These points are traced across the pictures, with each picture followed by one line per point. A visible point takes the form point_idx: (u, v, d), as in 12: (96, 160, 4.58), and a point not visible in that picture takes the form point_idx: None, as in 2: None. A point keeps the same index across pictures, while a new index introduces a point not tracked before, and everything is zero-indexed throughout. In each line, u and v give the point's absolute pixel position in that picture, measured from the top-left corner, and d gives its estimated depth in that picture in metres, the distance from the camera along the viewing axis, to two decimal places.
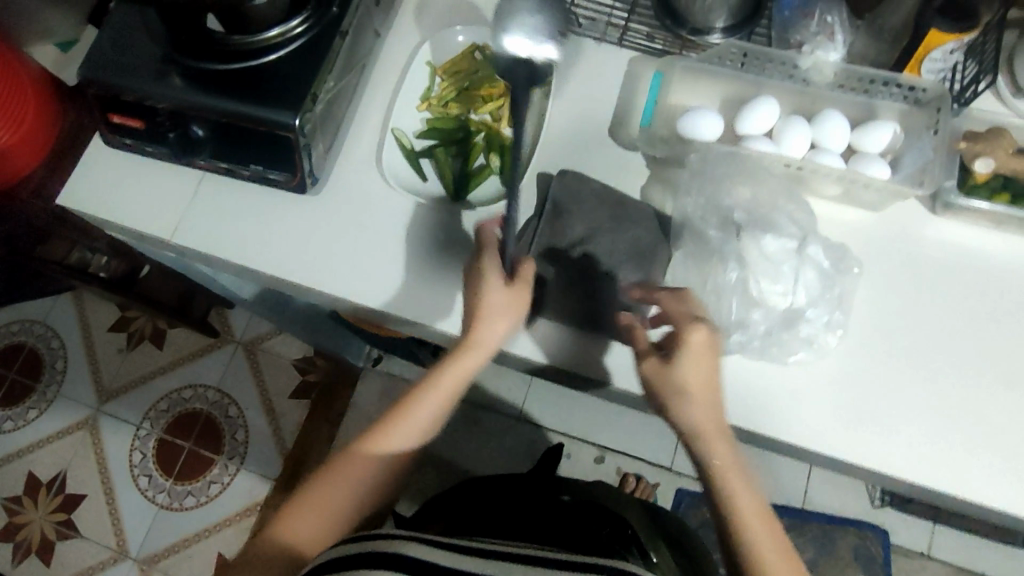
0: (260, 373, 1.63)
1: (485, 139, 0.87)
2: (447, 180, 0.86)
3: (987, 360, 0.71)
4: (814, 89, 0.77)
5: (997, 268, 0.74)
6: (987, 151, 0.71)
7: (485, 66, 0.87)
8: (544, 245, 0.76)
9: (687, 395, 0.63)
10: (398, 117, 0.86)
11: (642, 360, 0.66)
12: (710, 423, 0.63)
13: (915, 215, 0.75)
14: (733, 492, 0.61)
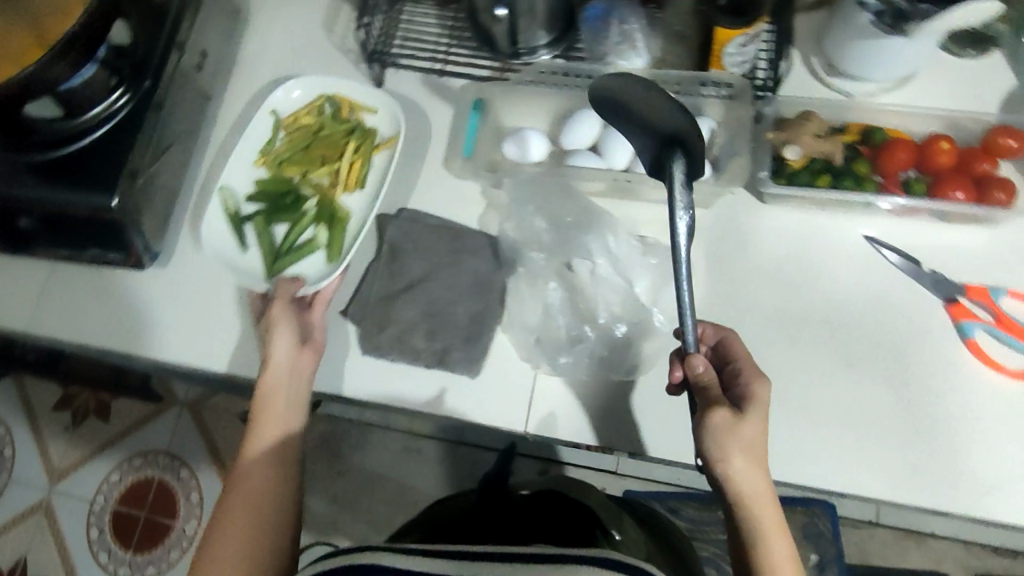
0: (208, 433, 1.53)
1: (316, 208, 0.82)
2: (266, 254, 0.80)
3: (932, 357, 0.68)
4: None
5: (857, 253, 0.72)
6: (794, 138, 0.72)
7: (331, 126, 0.84)
8: (383, 289, 0.76)
9: (746, 449, 0.56)
10: (231, 175, 0.84)
11: (712, 410, 0.57)
12: (760, 489, 0.56)
13: (743, 207, 0.75)
14: (774, 554, 0.55)
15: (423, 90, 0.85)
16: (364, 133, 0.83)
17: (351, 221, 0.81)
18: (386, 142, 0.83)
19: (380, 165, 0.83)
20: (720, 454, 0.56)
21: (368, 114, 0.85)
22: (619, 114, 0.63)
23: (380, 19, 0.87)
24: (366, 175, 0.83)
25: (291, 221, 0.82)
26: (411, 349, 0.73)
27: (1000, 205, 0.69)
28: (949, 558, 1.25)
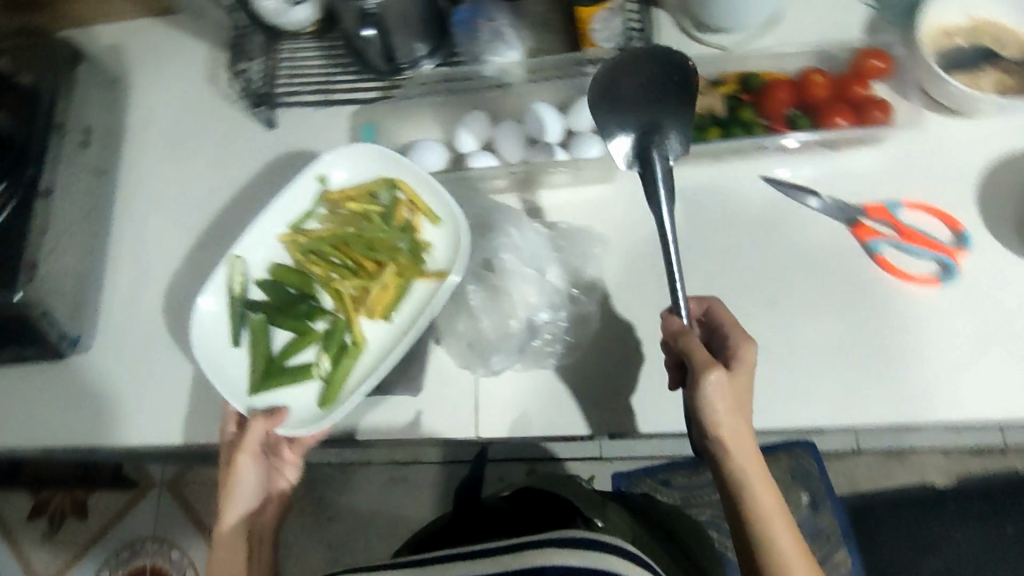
0: (192, 507, 1.45)
1: (325, 334, 0.72)
2: (257, 362, 0.71)
3: (849, 280, 0.70)
4: (512, 90, 0.78)
5: (759, 195, 0.74)
6: None
7: (381, 229, 0.74)
8: None
9: (732, 404, 0.57)
10: (247, 247, 0.75)
11: (707, 369, 0.57)
12: (746, 443, 0.58)
13: (644, 175, 0.76)
14: (759, 501, 0.57)
15: (315, 124, 0.85)
16: (413, 252, 0.73)
17: (353, 370, 0.70)
18: (434, 272, 0.72)
19: (420, 292, 0.72)
20: (711, 406, 0.57)
21: (428, 220, 0.74)
22: (614, 101, 0.65)
23: (259, 61, 0.86)
24: (398, 306, 0.72)
25: (297, 335, 0.73)
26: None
27: (879, 123, 0.71)
28: (930, 467, 1.28)
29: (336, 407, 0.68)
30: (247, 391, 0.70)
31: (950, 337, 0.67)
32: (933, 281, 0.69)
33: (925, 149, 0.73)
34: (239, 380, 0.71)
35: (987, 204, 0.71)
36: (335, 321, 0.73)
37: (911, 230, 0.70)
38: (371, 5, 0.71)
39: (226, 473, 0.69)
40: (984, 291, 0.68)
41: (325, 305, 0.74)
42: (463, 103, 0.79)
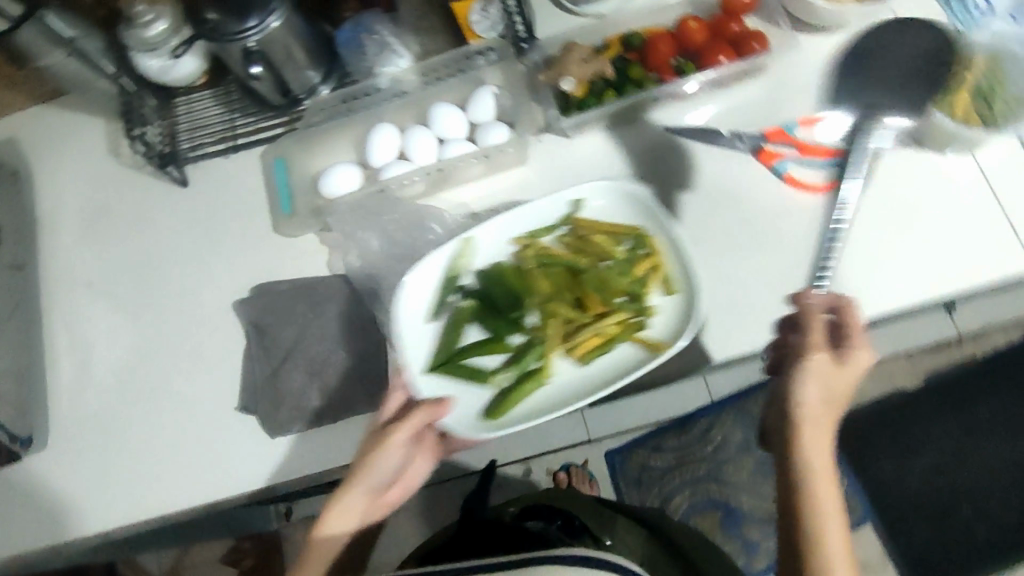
0: None
1: (522, 357, 0.67)
2: (444, 344, 0.69)
3: (763, 203, 0.73)
4: (411, 97, 0.80)
5: (665, 143, 0.77)
6: (564, 71, 0.74)
7: (614, 273, 0.68)
8: (264, 366, 0.75)
9: (823, 388, 0.57)
10: (483, 232, 0.71)
11: (812, 351, 0.57)
12: (825, 444, 0.57)
13: (554, 148, 0.79)
14: (823, 505, 0.55)
15: (227, 172, 0.85)
16: (636, 314, 0.67)
17: (537, 392, 0.67)
18: (654, 342, 0.65)
19: (625, 353, 0.67)
20: (801, 387, 0.57)
21: (662, 285, 0.68)
22: (856, 59, 0.71)
23: (155, 122, 0.85)
24: (599, 356, 0.67)
25: (488, 339, 0.69)
26: (312, 411, 0.73)
27: (758, 54, 0.75)
28: (897, 372, 1.34)
29: (518, 416, 0.65)
30: (420, 367, 0.68)
31: (861, 236, 0.71)
32: (840, 187, 0.72)
33: (805, 68, 0.77)
34: (421, 352, 0.69)
35: None
36: (523, 364, 0.67)
37: (809, 146, 0.74)
38: (253, 44, 0.72)
39: (375, 455, 0.62)
40: (883, 188, 0.72)
41: (528, 320, 0.69)
42: (365, 120, 0.80)
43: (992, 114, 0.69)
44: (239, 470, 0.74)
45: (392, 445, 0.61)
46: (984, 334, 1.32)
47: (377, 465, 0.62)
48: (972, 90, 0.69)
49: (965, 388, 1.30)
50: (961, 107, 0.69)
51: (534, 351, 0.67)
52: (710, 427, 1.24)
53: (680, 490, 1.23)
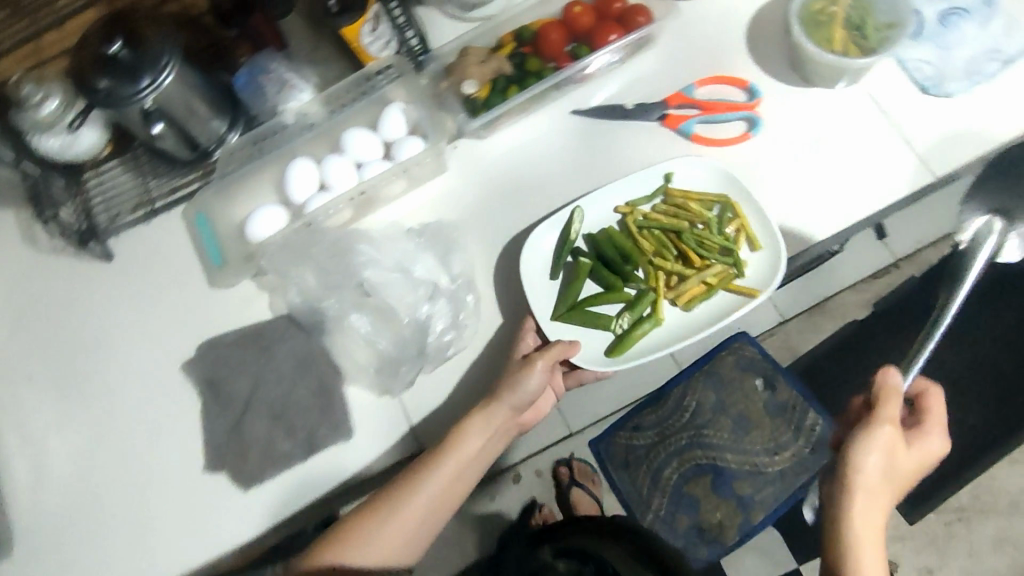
0: None
1: (634, 306, 0.74)
2: (565, 296, 0.75)
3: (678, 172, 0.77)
4: (321, 128, 0.80)
5: (576, 128, 0.80)
6: (465, 75, 0.76)
7: (711, 233, 0.74)
8: (225, 420, 0.74)
9: (883, 470, 0.58)
10: (594, 202, 0.76)
11: (884, 421, 0.58)
12: (881, 491, 0.58)
13: (472, 152, 0.80)
14: (862, 541, 0.57)
15: (150, 236, 0.83)
16: (732, 263, 0.73)
17: (650, 334, 0.74)
18: (749, 290, 0.73)
19: (723, 300, 0.74)
20: (880, 467, 0.58)
21: (746, 243, 0.74)
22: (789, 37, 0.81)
23: (68, 203, 0.83)
24: (699, 302, 0.74)
25: (605, 289, 0.75)
26: (283, 454, 0.72)
27: (645, 26, 0.78)
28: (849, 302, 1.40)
29: (632, 358, 0.73)
30: (549, 314, 0.74)
31: (768, 180, 0.75)
32: (746, 136, 0.76)
33: (693, 30, 0.80)
34: (543, 305, 0.75)
35: (760, 55, 0.79)
36: (639, 309, 0.74)
37: (711, 103, 0.77)
38: (150, 103, 0.71)
39: (501, 387, 0.68)
40: (783, 129, 0.76)
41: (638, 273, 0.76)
42: (280, 158, 0.80)
43: (867, 38, 0.73)
44: (222, 528, 0.72)
45: (511, 387, 0.67)
46: (918, 255, 1.38)
47: (490, 421, 0.67)
48: (843, 22, 0.74)
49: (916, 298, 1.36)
50: (839, 40, 0.73)
51: (648, 299, 0.74)
52: (684, 394, 1.22)
53: (669, 463, 1.21)
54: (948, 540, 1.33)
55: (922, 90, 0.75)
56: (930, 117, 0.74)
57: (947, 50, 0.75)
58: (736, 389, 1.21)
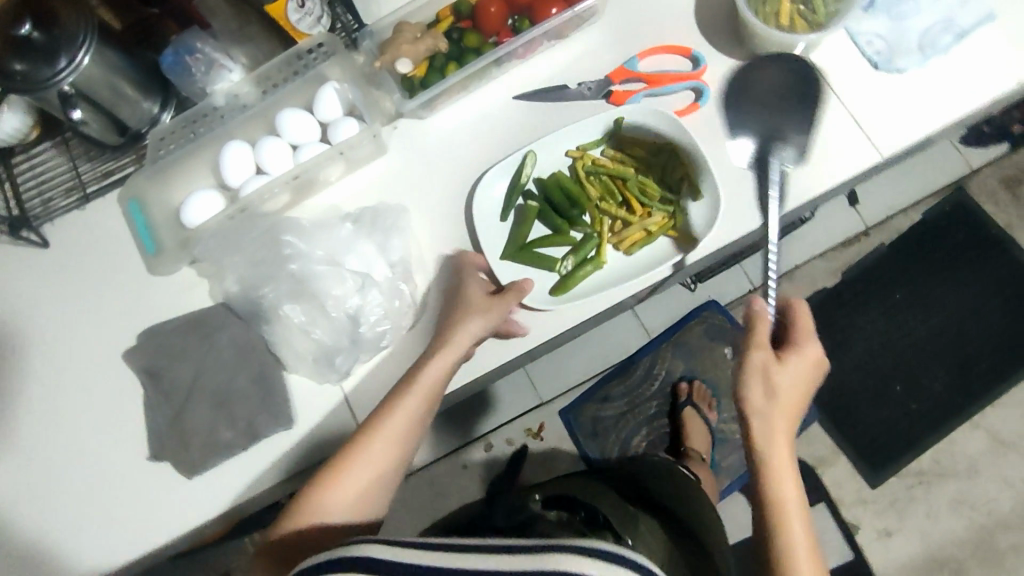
0: None
1: (579, 248, 0.73)
2: (515, 237, 0.74)
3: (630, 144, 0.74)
4: (256, 107, 0.77)
5: (520, 105, 0.77)
6: (397, 53, 0.73)
7: (654, 181, 0.74)
8: (166, 408, 0.73)
9: (779, 403, 0.64)
10: (544, 150, 0.74)
11: (754, 350, 0.65)
12: (775, 412, 0.64)
13: (413, 130, 0.77)
14: (777, 472, 0.61)
15: (84, 219, 0.80)
16: (674, 213, 0.72)
17: (590, 276, 0.73)
18: (686, 238, 0.72)
19: (663, 247, 0.72)
20: (772, 395, 0.64)
21: (689, 191, 0.72)
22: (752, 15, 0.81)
23: None
24: (640, 248, 0.73)
25: (552, 232, 0.74)
26: (224, 443, 0.71)
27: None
28: (817, 273, 1.42)
29: (574, 297, 0.71)
30: (498, 254, 0.73)
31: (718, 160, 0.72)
32: (695, 106, 0.73)
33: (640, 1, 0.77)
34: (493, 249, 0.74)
35: (710, 28, 0.75)
36: (583, 253, 0.73)
37: (654, 75, 0.74)
38: (70, 87, 0.68)
39: (459, 314, 0.67)
40: (734, 107, 0.73)
41: (585, 219, 0.75)
42: (213, 141, 0.77)
43: (815, 12, 0.71)
44: (170, 512, 0.73)
45: (474, 304, 0.67)
46: (888, 222, 1.44)
47: (450, 350, 0.64)
48: None
49: (881, 273, 1.43)
50: (784, 14, 0.70)
51: (591, 242, 0.73)
52: (653, 364, 1.28)
53: (635, 432, 1.26)
54: (908, 502, 1.36)
55: (872, 66, 0.72)
56: (881, 94, 0.71)
57: (901, 22, 0.72)
58: (705, 358, 1.27)
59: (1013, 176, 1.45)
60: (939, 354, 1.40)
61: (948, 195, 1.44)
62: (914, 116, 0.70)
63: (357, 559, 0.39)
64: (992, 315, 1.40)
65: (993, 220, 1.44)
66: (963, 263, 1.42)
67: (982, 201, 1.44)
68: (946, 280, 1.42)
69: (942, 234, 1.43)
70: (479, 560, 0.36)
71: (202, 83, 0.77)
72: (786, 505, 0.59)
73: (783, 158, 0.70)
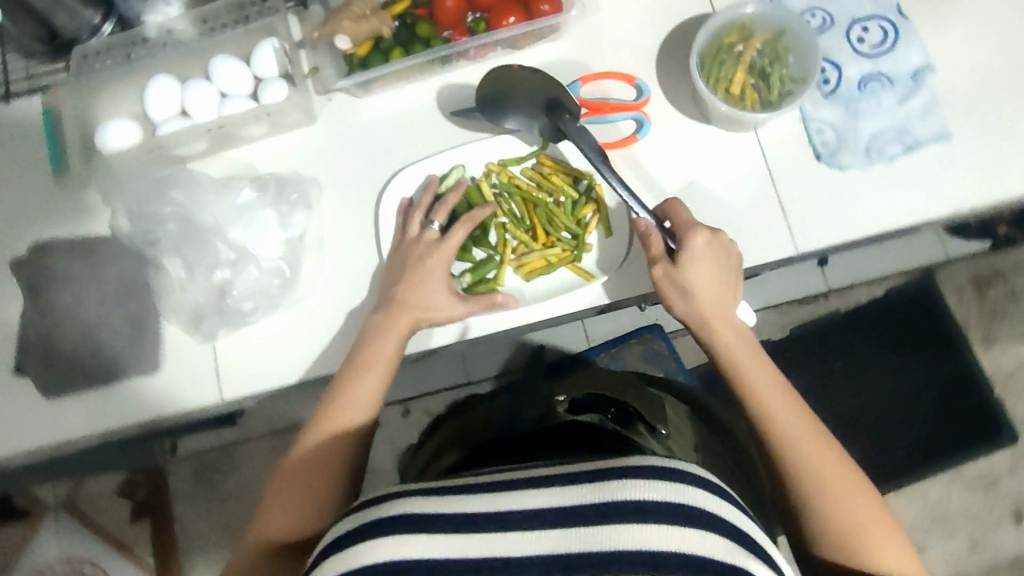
0: (91, 518, 1.35)
1: (478, 265, 0.71)
2: None
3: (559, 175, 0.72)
4: (196, 46, 0.75)
5: (458, 106, 0.74)
6: (337, 28, 0.71)
7: (566, 211, 0.71)
8: (41, 325, 0.72)
9: (710, 319, 0.64)
10: (468, 159, 0.73)
11: (655, 268, 0.65)
12: (717, 323, 0.64)
13: (347, 106, 0.75)
14: (768, 408, 0.61)
15: (1, 113, 0.78)
16: (579, 247, 0.70)
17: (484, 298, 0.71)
18: (586, 274, 0.70)
19: (562, 279, 0.70)
20: (689, 297, 0.64)
21: (599, 230, 0.71)
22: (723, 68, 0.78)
23: None
24: (539, 275, 0.71)
25: None
26: (88, 373, 0.71)
27: (549, 15, 0.71)
28: (767, 322, 1.35)
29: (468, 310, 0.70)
30: None
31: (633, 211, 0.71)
32: (630, 138, 0.71)
33: (605, 26, 0.74)
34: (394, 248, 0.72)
35: (668, 72, 0.72)
36: (481, 271, 0.71)
37: (595, 103, 0.72)
38: None
39: (407, 286, 0.66)
40: (667, 162, 0.71)
41: (490, 236, 0.73)
42: (149, 65, 0.75)
43: (768, 90, 0.67)
44: (19, 428, 0.71)
45: (426, 282, 0.66)
46: (850, 289, 1.35)
47: (395, 323, 0.65)
48: (749, 64, 0.67)
49: (828, 339, 1.35)
50: (737, 84, 0.66)
51: (491, 261, 0.71)
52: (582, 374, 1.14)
53: None
54: None
55: (815, 156, 0.69)
56: (815, 188, 0.68)
57: (855, 119, 0.69)
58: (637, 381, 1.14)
59: (985, 276, 1.35)
60: (862, 431, 1.32)
61: (913, 279, 1.35)
62: (848, 213, 0.68)
63: (422, 516, 0.40)
64: (928, 405, 1.31)
65: (952, 315, 1.34)
66: (914, 346, 1.33)
67: (946, 293, 1.35)
68: (893, 359, 1.33)
69: (901, 316, 1.34)
70: (548, 495, 0.40)
71: (133, 11, 0.77)
72: (782, 426, 0.60)
73: (576, 120, 0.68)
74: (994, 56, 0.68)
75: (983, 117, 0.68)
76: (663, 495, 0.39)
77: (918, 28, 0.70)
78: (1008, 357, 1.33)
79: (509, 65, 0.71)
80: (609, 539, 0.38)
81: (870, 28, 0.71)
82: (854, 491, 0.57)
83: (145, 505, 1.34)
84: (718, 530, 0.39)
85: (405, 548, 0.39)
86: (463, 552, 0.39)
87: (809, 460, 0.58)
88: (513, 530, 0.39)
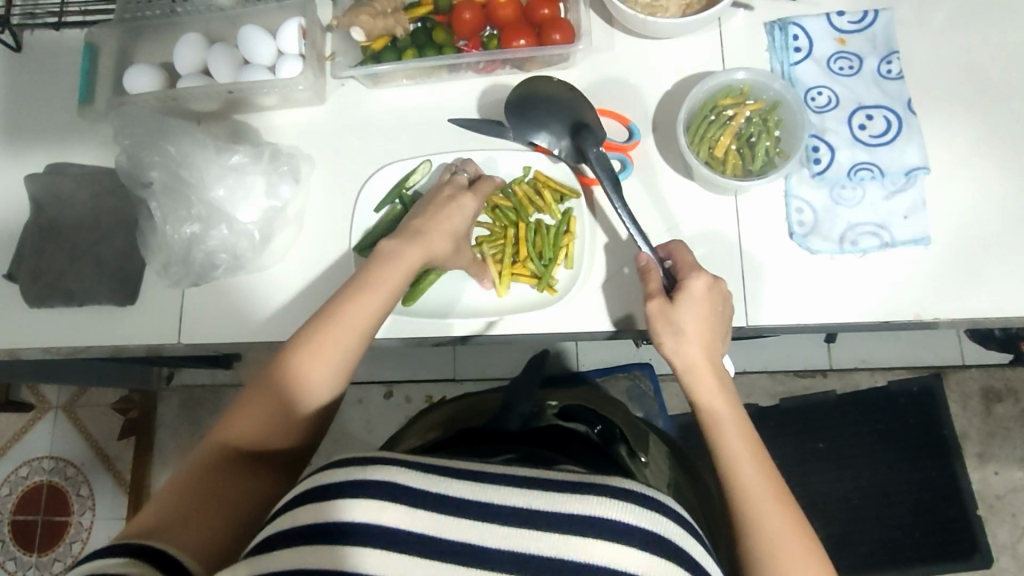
0: (86, 428, 1.42)
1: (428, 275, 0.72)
2: (370, 233, 0.74)
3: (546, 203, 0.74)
4: (229, 13, 0.80)
5: (453, 113, 0.77)
6: (354, 20, 0.74)
7: (536, 237, 0.73)
8: (40, 240, 0.77)
9: (689, 364, 0.61)
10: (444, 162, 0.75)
11: (646, 300, 0.63)
12: (698, 361, 0.61)
13: (355, 94, 0.79)
14: (735, 460, 0.57)
15: (56, 43, 0.85)
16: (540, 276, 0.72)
17: (442, 300, 0.73)
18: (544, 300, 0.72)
19: (518, 302, 0.73)
20: (679, 337, 0.61)
21: (567, 260, 0.73)
22: None
23: None
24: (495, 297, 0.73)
25: None
26: (69, 291, 0.75)
27: (557, 45, 0.73)
28: (756, 388, 1.27)
29: (415, 313, 0.72)
30: (352, 243, 0.74)
31: (602, 249, 0.72)
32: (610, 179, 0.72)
33: (614, 67, 0.75)
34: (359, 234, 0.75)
35: (661, 124, 0.73)
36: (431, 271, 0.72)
37: None
38: None
39: (432, 220, 0.66)
40: (640, 208, 0.71)
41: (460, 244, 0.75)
42: (191, 23, 0.81)
43: (753, 158, 0.68)
44: (8, 327, 0.77)
45: (450, 228, 0.67)
46: (851, 371, 1.26)
47: (408, 251, 0.63)
48: (736, 132, 0.69)
49: (815, 416, 1.25)
50: (721, 147, 0.68)
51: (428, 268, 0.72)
52: None
53: None
54: None
55: (789, 233, 0.68)
56: (790, 271, 0.68)
57: (837, 206, 0.68)
58: None
59: (996, 389, 1.24)
60: (828, 517, 1.21)
61: (917, 375, 1.25)
62: (845, 295, 0.67)
63: (347, 484, 0.42)
64: (907, 512, 1.20)
65: (951, 422, 1.23)
66: (908, 447, 1.22)
67: (951, 399, 1.24)
68: (881, 453, 1.22)
69: (903, 412, 1.23)
70: (518, 495, 0.42)
71: None
72: (742, 470, 0.56)
73: (598, 144, 0.69)
74: (989, 173, 0.68)
75: (968, 229, 0.67)
76: (572, 507, 0.41)
77: (921, 125, 0.69)
78: (1001, 479, 1.21)
79: (549, 77, 0.73)
80: (542, 540, 0.40)
81: (874, 116, 0.70)
82: (800, 549, 0.52)
83: (135, 424, 1.40)
84: (616, 531, 0.40)
85: (352, 511, 0.41)
86: (412, 527, 0.41)
87: (755, 499, 0.54)
88: (464, 517, 0.41)
